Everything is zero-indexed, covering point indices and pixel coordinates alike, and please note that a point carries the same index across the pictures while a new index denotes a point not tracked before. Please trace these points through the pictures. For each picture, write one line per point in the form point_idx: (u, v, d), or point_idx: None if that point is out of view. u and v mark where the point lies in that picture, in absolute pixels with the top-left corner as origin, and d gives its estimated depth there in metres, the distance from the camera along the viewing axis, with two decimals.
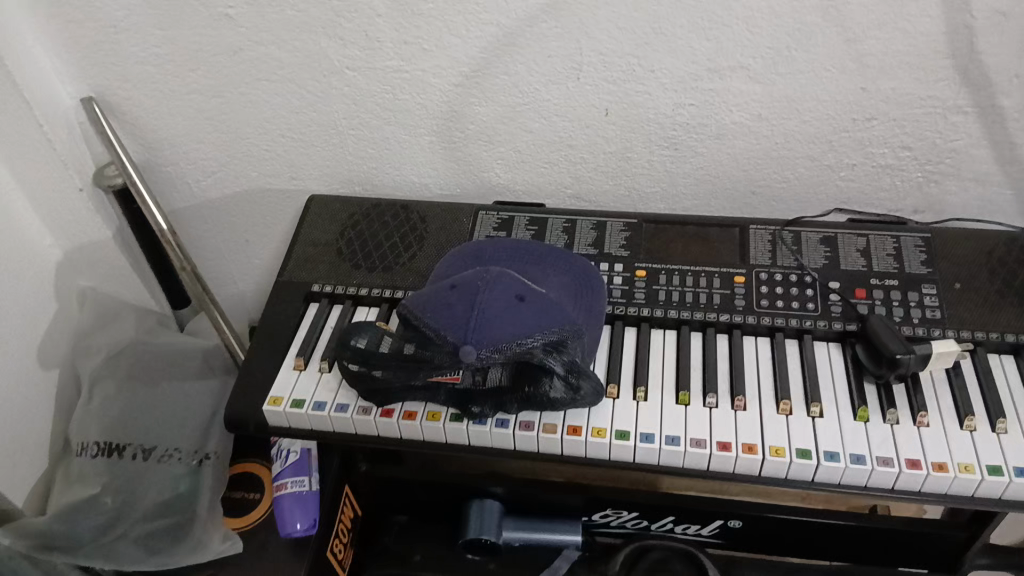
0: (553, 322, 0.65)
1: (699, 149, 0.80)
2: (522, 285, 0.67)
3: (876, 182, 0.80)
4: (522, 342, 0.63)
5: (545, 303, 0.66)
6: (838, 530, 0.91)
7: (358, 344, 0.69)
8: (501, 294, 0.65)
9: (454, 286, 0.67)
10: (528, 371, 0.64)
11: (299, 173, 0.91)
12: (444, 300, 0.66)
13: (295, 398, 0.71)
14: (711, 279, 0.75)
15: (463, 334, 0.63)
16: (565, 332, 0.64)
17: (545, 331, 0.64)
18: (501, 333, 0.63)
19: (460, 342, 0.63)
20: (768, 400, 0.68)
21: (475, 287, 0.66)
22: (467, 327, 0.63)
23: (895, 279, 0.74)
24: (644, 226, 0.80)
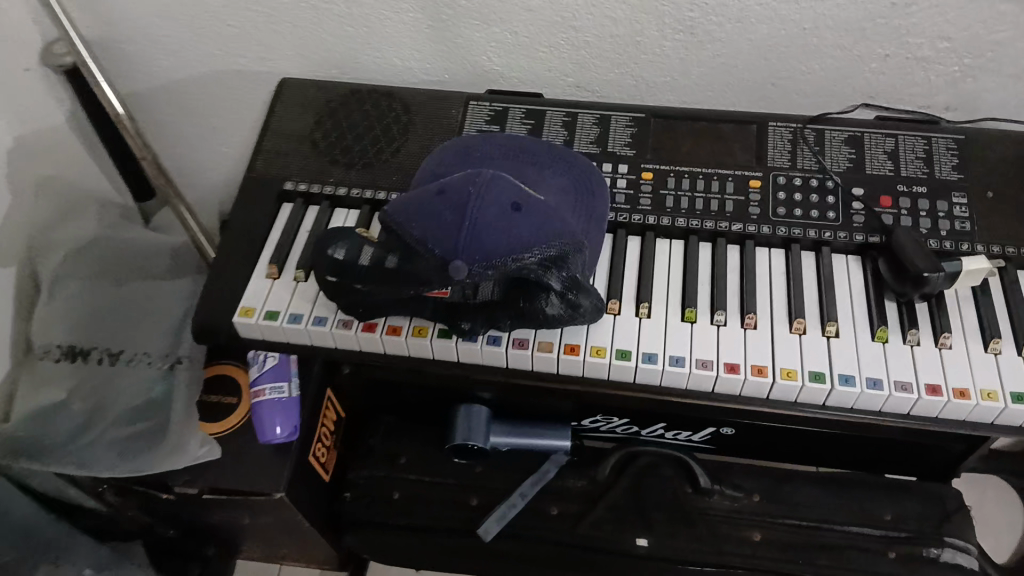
0: (553, 233, 0.58)
1: (716, 34, 0.72)
2: (519, 189, 0.59)
3: (908, 75, 0.72)
4: (518, 256, 0.56)
5: (545, 210, 0.59)
6: (836, 439, 0.89)
7: (333, 256, 0.63)
8: (496, 200, 0.58)
9: (442, 189, 0.59)
10: (523, 287, 0.59)
11: (269, 53, 0.81)
12: (431, 205, 0.58)
13: (268, 309, 0.66)
14: (724, 183, 0.69)
15: (455, 245, 0.56)
16: (566, 244, 0.58)
17: (545, 242, 0.57)
18: (497, 244, 0.56)
19: (451, 254, 0.56)
20: (781, 318, 0.63)
21: (467, 190, 0.58)
22: (458, 237, 0.57)
23: (924, 185, 0.67)
24: (651, 121, 0.73)
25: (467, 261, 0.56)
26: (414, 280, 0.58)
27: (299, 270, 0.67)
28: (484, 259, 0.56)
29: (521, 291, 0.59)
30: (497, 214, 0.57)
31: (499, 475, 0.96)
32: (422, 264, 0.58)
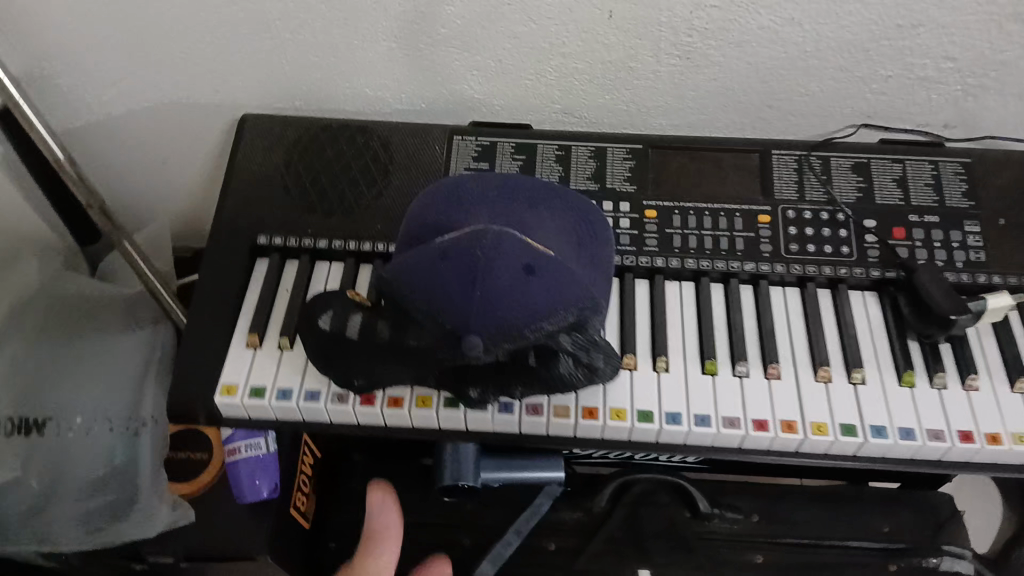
0: (571, 294, 0.53)
1: (714, 58, 0.67)
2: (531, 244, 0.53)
3: (909, 95, 0.70)
4: (535, 326, 0.52)
5: (561, 267, 0.53)
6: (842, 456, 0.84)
7: (321, 324, 0.58)
8: (508, 264, 0.51)
9: (446, 252, 0.52)
10: (538, 351, 0.54)
11: (224, 85, 0.73)
12: (435, 271, 0.52)
13: (254, 386, 0.60)
14: (732, 219, 0.65)
15: (465, 318, 0.51)
16: (585, 305, 0.53)
17: (563, 307, 0.52)
18: (512, 317, 0.51)
19: (462, 328, 0.52)
20: (804, 366, 0.60)
21: (475, 254, 0.51)
22: (469, 309, 0.51)
23: (936, 214, 0.65)
24: (650, 152, 0.69)
25: (481, 336, 0.51)
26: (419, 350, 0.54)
27: (284, 338, 0.61)
28: (498, 333, 0.51)
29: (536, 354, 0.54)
30: (512, 282, 0.51)
31: (493, 513, 0.92)
32: (428, 336, 0.53)
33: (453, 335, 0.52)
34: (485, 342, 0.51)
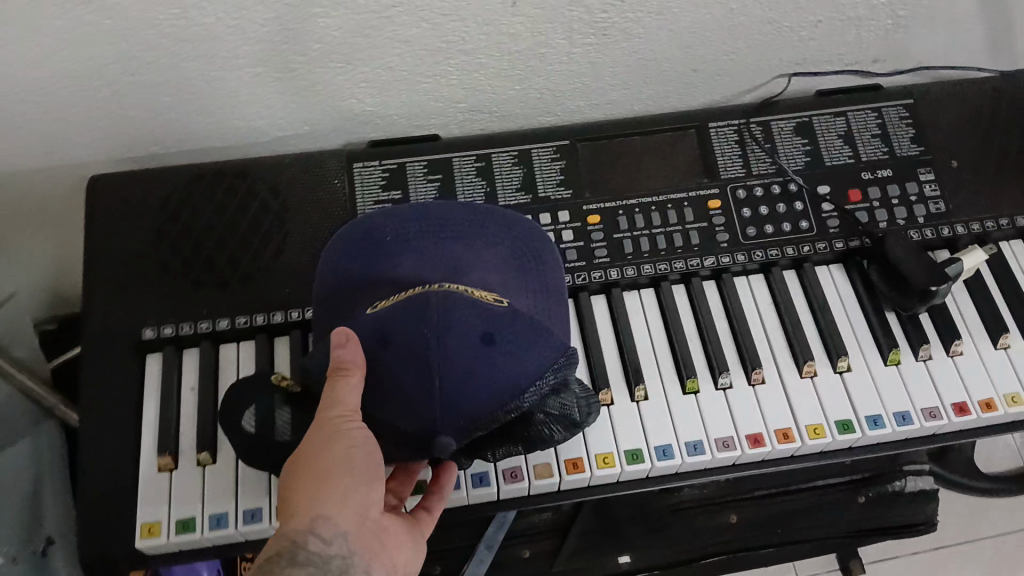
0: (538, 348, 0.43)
1: (633, 31, 0.59)
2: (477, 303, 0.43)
3: (839, 37, 0.64)
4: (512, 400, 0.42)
5: (515, 323, 0.43)
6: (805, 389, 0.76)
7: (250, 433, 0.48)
8: (459, 336, 0.41)
9: (384, 337, 0.42)
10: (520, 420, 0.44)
11: (53, 146, 0.59)
12: (376, 366, 0.42)
13: (179, 519, 0.52)
14: (682, 210, 0.59)
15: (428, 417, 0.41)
16: (560, 357, 0.44)
17: (538, 369, 0.42)
18: (482, 400, 0.41)
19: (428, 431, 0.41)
20: (787, 363, 0.56)
21: (417, 333, 0.42)
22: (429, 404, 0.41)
23: (889, 167, 0.61)
24: (578, 146, 0.61)
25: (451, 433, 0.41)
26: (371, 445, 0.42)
27: (203, 454, 0.53)
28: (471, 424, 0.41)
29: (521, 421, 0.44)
30: (469, 357, 0.41)
31: None
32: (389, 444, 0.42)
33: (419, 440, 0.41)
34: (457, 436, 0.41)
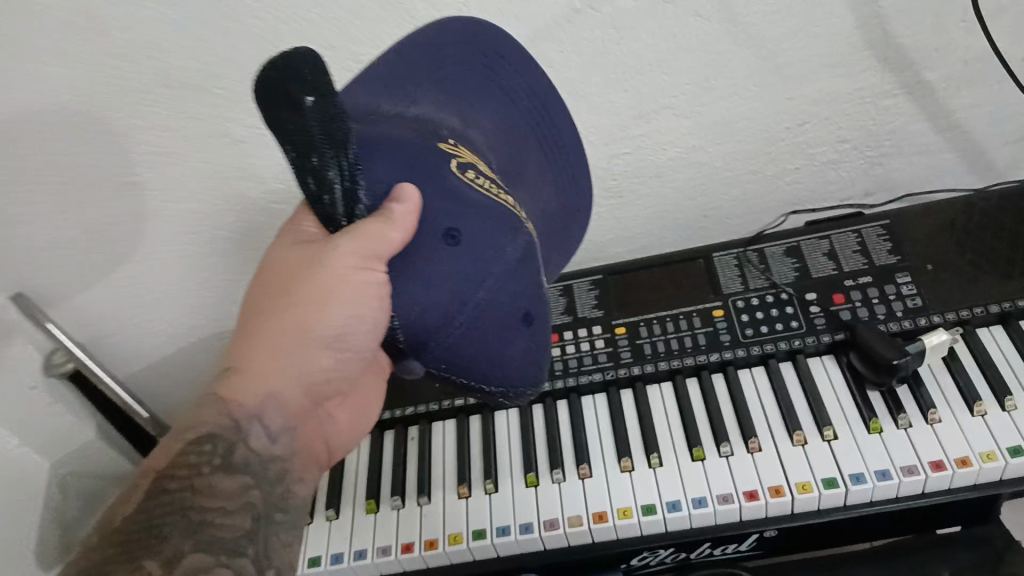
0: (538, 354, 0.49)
1: (642, 191, 0.80)
2: (540, 285, 0.46)
3: (823, 179, 0.80)
4: (498, 376, 0.46)
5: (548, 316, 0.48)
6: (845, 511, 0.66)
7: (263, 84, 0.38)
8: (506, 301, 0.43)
9: (451, 232, 0.42)
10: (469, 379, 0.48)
11: None
12: (427, 254, 0.42)
13: (310, 558, 0.68)
14: (691, 319, 0.74)
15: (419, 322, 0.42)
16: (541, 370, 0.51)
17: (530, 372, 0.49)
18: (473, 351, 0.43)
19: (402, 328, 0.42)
20: (781, 435, 0.67)
21: (484, 262, 0.42)
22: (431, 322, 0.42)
23: (869, 274, 0.73)
24: (609, 279, 0.79)
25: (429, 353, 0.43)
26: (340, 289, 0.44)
27: (330, 510, 0.70)
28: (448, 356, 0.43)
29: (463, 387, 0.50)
30: (500, 328, 0.44)
31: None
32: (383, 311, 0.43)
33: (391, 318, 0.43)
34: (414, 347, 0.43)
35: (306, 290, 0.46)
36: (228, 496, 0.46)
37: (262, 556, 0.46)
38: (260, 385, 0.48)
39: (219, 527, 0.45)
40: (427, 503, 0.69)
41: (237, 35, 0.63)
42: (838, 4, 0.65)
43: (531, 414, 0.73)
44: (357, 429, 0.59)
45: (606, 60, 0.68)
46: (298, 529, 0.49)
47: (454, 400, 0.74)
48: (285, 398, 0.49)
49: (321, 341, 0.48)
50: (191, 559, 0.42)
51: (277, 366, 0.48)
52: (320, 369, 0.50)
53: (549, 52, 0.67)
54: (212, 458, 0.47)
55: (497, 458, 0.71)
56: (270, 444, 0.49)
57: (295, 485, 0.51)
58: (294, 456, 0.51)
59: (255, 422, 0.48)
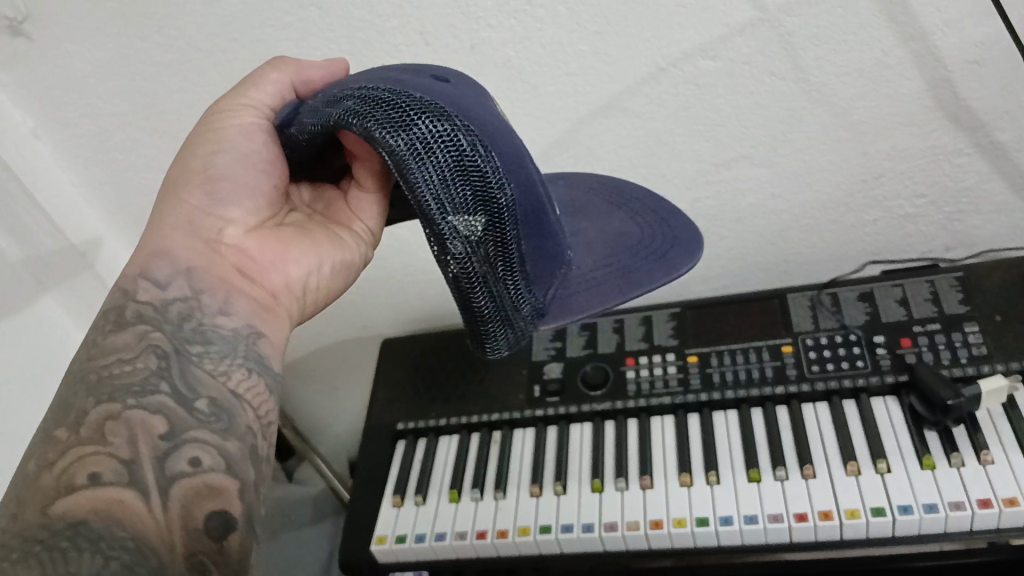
0: (471, 118, 0.44)
1: (723, 233, 0.86)
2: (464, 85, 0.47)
3: (901, 231, 0.83)
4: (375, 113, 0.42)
5: (485, 95, 0.48)
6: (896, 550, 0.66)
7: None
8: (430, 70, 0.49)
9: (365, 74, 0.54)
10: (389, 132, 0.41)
11: (369, 319, 1.04)
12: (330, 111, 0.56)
13: (397, 534, 0.77)
14: (761, 353, 0.80)
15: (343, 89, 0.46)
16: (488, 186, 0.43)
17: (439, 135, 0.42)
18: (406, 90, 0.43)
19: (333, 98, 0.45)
20: (836, 464, 0.71)
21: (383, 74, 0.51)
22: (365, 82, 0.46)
23: (937, 322, 0.76)
24: (686, 312, 0.86)
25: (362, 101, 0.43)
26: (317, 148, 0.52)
27: (418, 495, 0.79)
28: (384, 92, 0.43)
29: (404, 167, 0.42)
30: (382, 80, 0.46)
31: None
32: (297, 129, 0.51)
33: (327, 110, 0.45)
34: (366, 101, 0.43)
35: (186, 170, 0.57)
36: (126, 349, 0.49)
37: (182, 383, 0.48)
38: (152, 251, 0.54)
39: (123, 376, 0.47)
40: (502, 498, 0.78)
41: None
42: (907, 68, 0.70)
43: (603, 429, 0.81)
44: (284, 272, 0.56)
45: (688, 113, 0.76)
46: (223, 352, 0.51)
47: (535, 411, 0.83)
48: (176, 253, 0.54)
49: (198, 190, 0.56)
50: (95, 411, 0.45)
51: (172, 231, 0.55)
52: (214, 217, 0.56)
53: (637, 104, 0.75)
54: (109, 326, 0.50)
55: (569, 465, 0.78)
56: (162, 292, 0.52)
57: (214, 321, 0.52)
58: (200, 294, 0.52)
59: (143, 279, 0.52)
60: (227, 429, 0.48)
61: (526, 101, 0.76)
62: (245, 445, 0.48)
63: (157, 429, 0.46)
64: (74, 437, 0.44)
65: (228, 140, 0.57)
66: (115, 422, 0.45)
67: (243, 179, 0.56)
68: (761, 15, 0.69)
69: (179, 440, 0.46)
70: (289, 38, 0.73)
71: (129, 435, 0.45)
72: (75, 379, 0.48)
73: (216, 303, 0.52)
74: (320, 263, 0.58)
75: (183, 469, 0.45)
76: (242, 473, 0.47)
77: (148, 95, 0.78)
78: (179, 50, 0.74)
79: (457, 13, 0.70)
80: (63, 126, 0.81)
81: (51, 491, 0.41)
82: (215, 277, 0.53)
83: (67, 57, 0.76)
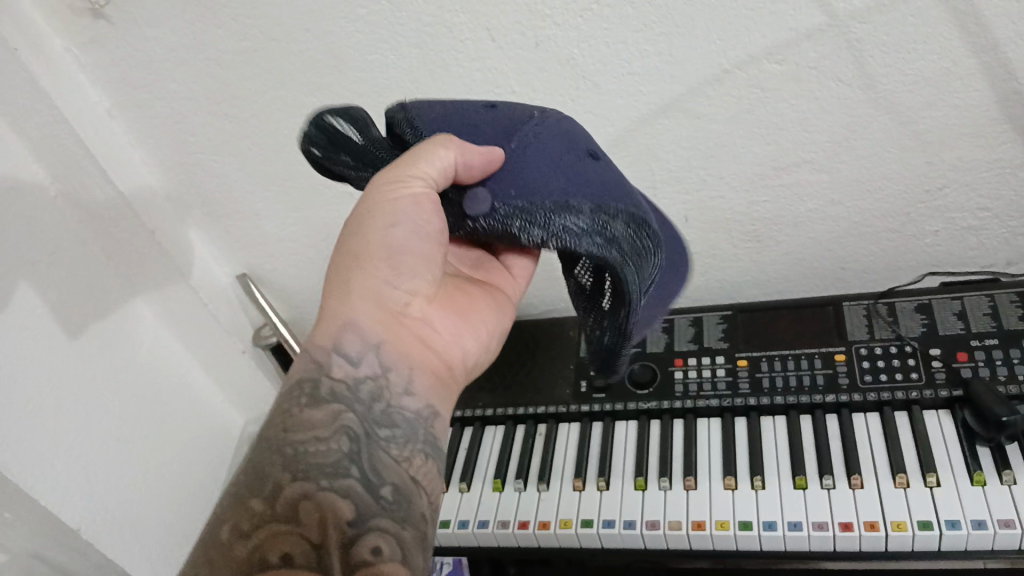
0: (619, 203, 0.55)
1: (779, 238, 0.86)
2: (591, 164, 0.56)
3: (963, 243, 0.82)
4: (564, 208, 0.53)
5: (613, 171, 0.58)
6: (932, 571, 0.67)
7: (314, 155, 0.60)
8: (558, 145, 0.57)
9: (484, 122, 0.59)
10: (610, 255, 0.53)
11: None
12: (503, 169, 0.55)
13: (441, 519, 0.79)
14: (812, 360, 0.79)
15: (539, 196, 0.53)
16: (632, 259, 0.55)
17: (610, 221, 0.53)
18: (596, 198, 0.53)
19: (536, 209, 0.52)
20: (884, 476, 0.71)
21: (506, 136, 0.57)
22: (554, 180, 0.53)
23: (996, 337, 0.74)
24: (738, 315, 0.86)
25: (574, 219, 0.52)
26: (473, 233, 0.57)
27: (463, 482, 0.81)
28: (588, 209, 0.53)
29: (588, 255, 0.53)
30: (544, 170, 0.54)
31: None
32: (485, 222, 0.54)
33: (529, 220, 0.52)
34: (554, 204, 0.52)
35: (360, 239, 0.58)
36: (321, 426, 0.55)
37: (369, 469, 0.54)
38: (340, 323, 0.58)
39: (314, 454, 0.53)
40: (545, 490, 0.78)
41: (441, 80, 0.77)
42: (976, 79, 0.69)
43: (649, 427, 0.81)
44: (456, 342, 0.62)
45: (750, 116, 0.75)
46: (408, 437, 0.57)
47: (581, 405, 0.84)
48: (365, 328, 0.58)
49: (379, 266, 0.58)
50: (291, 488, 0.52)
51: (356, 303, 0.58)
52: (393, 293, 0.58)
53: (698, 106, 0.76)
54: (307, 399, 0.56)
55: (614, 462, 0.79)
56: (355, 370, 0.57)
57: (399, 400, 0.57)
58: (388, 373, 0.58)
59: (336, 355, 0.57)
60: (405, 516, 0.54)
61: (587, 99, 0.77)
62: (417, 533, 0.54)
63: (343, 514, 0.52)
64: (271, 512, 0.51)
65: (402, 214, 0.55)
66: (307, 502, 0.52)
67: (418, 254, 0.58)
68: (832, 21, 0.68)
69: (361, 528, 0.52)
70: (359, 31, 0.74)
71: (319, 518, 0.51)
72: (273, 444, 0.55)
73: (403, 384, 0.58)
74: (483, 331, 0.64)
75: (363, 555, 0.51)
76: (413, 561, 0.52)
77: (221, 82, 0.80)
78: (252, 39, 0.76)
79: (525, 10, 0.71)
80: (137, 108, 0.84)
81: (251, 565, 0.50)
82: (401, 354, 0.58)
83: (145, 41, 0.78)
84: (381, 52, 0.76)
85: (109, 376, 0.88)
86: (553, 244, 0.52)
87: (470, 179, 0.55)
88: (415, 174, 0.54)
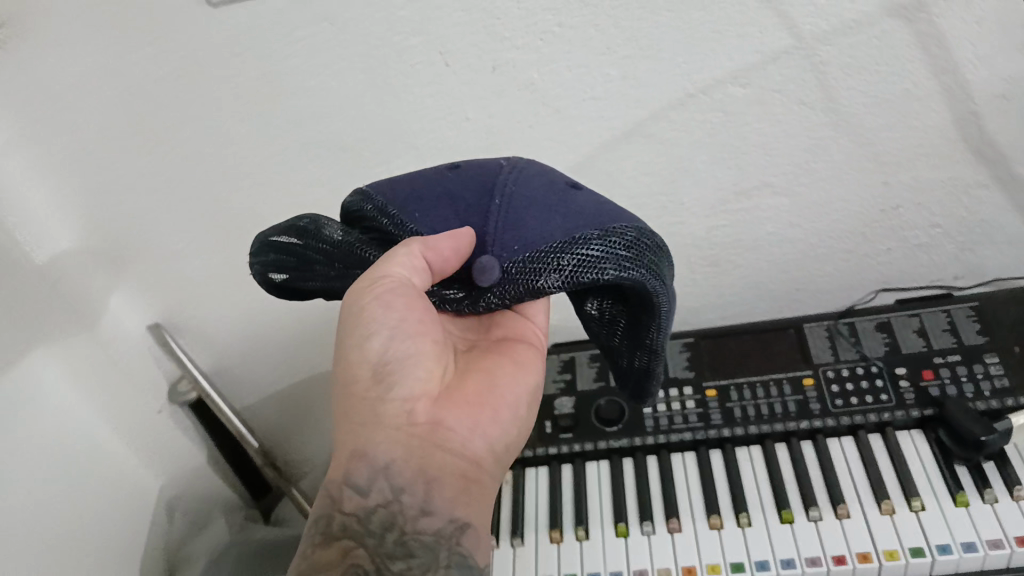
0: (616, 220, 0.56)
1: (737, 262, 0.85)
2: (570, 194, 0.58)
3: (914, 260, 0.84)
4: (567, 239, 0.54)
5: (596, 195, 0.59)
6: None
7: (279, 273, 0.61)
8: (540, 187, 0.58)
9: (450, 175, 0.61)
10: (638, 275, 0.54)
11: None
12: (494, 223, 0.56)
13: None
14: (782, 386, 0.77)
15: (544, 240, 0.54)
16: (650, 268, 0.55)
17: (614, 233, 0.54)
18: (595, 223, 0.55)
19: (547, 253, 0.53)
20: (869, 503, 0.69)
21: (478, 184, 0.59)
22: (548, 220, 0.55)
23: (957, 353, 0.75)
24: (701, 341, 0.83)
25: (585, 250, 0.53)
26: (494, 302, 0.57)
27: None
28: (595, 238, 0.54)
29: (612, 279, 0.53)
30: (535, 214, 0.55)
31: None
32: (501, 288, 0.55)
33: (543, 266, 0.53)
34: (560, 244, 0.54)
35: (351, 363, 0.58)
36: (331, 568, 0.53)
37: None
38: (350, 452, 0.57)
39: None
40: (519, 545, 0.73)
41: (392, 107, 0.71)
42: (936, 100, 0.70)
43: (621, 467, 0.78)
44: (475, 439, 0.59)
45: (713, 139, 0.73)
46: (426, 566, 0.54)
47: (547, 448, 0.79)
48: (372, 451, 0.56)
49: (371, 383, 0.57)
50: None
51: (361, 428, 0.57)
52: (393, 405, 0.57)
53: (663, 130, 0.73)
54: (318, 539, 0.55)
55: (589, 509, 0.75)
56: (366, 498, 0.55)
57: (416, 522, 0.55)
58: (401, 495, 0.55)
59: (346, 488, 0.56)
60: None
61: (547, 126, 0.72)
62: None
63: None
64: None
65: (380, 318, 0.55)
66: None
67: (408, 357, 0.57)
68: (796, 43, 0.66)
69: None
70: (300, 55, 0.67)
71: None
72: None
73: (417, 502, 0.55)
74: (504, 414, 0.61)
75: None
76: None
77: (139, 112, 0.71)
78: (177, 63, 0.67)
79: (482, 32, 0.65)
80: (33, 143, 0.74)
81: None
82: (414, 468, 0.56)
83: (42, 69, 0.68)
84: (324, 77, 0.69)
85: (31, 447, 0.76)
86: (576, 281, 0.53)
87: (451, 269, 0.55)
88: (385, 276, 0.54)
